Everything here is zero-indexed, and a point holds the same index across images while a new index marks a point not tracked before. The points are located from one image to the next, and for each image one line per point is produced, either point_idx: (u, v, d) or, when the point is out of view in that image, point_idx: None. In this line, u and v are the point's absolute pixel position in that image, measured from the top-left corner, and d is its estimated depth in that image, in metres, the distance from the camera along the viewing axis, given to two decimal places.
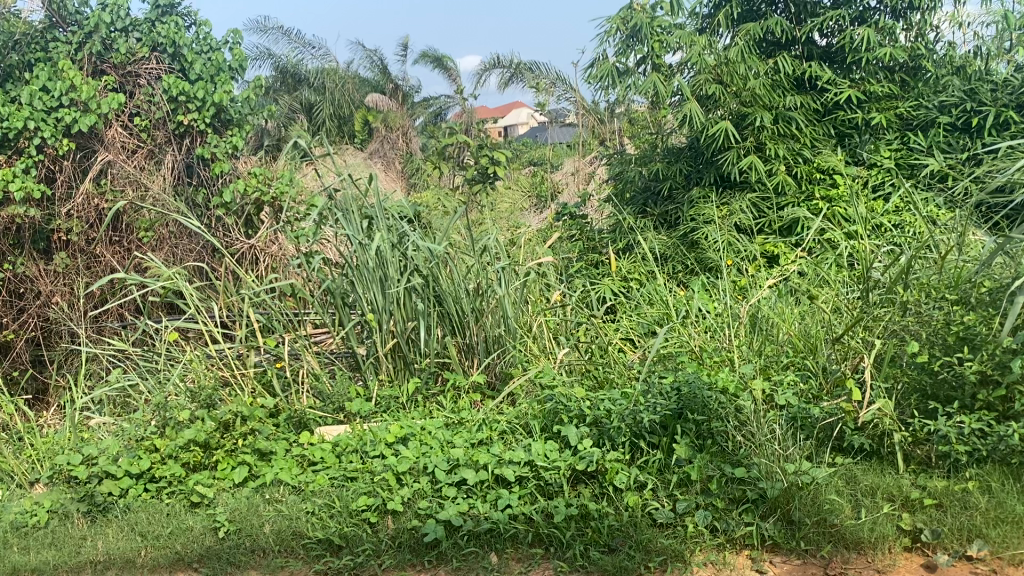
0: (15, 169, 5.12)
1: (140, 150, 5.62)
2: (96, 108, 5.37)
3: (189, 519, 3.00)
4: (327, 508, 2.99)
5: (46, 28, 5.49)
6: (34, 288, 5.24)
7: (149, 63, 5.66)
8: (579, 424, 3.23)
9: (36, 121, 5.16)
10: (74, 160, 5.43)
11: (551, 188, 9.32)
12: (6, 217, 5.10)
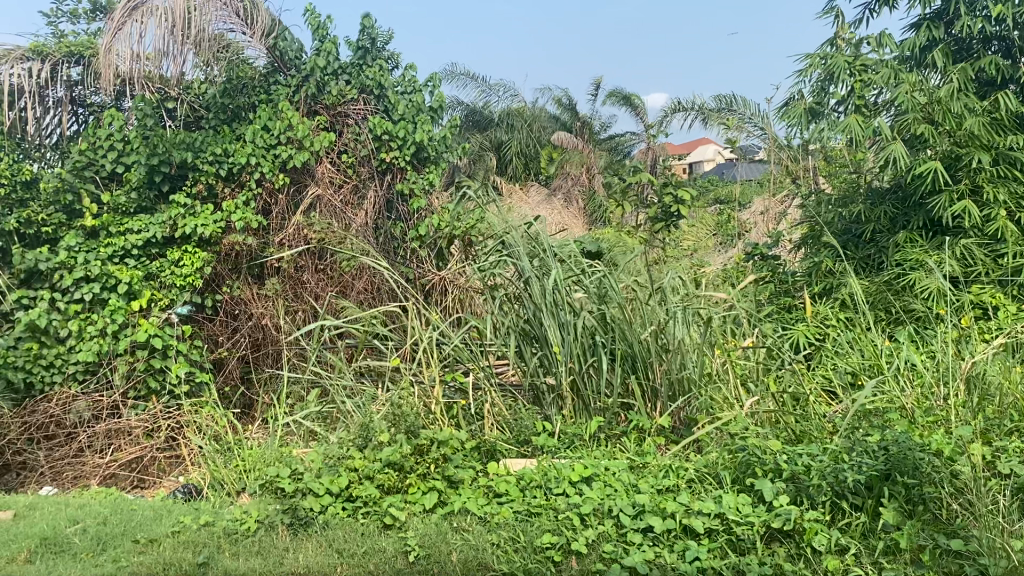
0: (237, 201, 5.59)
1: (346, 184, 6.01)
2: (309, 146, 5.80)
3: (382, 540, 3.11)
4: (512, 541, 3.02)
5: (268, 74, 6.08)
6: (247, 310, 5.68)
7: (357, 104, 6.10)
8: (775, 478, 3.09)
9: (258, 157, 5.64)
10: (288, 194, 5.88)
11: (738, 228, 9.07)
12: (228, 244, 5.58)
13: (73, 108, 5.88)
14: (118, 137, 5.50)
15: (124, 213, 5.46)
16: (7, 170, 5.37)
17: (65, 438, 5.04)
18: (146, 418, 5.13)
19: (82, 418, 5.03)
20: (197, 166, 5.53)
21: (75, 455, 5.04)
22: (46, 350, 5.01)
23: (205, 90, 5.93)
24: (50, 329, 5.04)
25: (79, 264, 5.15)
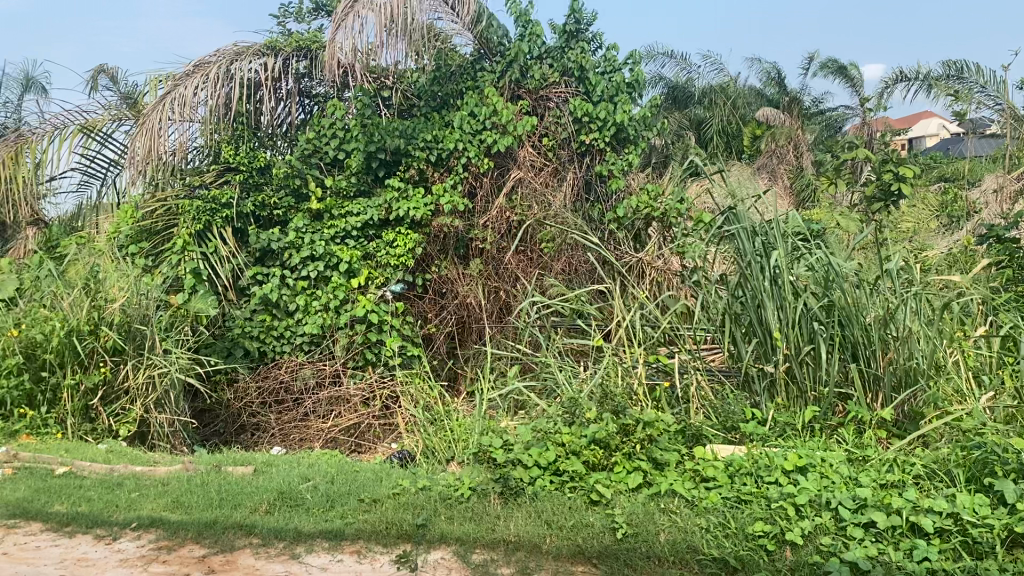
0: (445, 184, 5.83)
1: (547, 167, 6.10)
2: (513, 130, 5.93)
3: (589, 515, 3.16)
4: (722, 527, 2.97)
5: (475, 60, 6.24)
6: (453, 289, 5.92)
7: (558, 88, 6.18)
8: (1017, 480, 2.84)
9: (465, 143, 5.85)
10: (493, 177, 6.05)
11: (966, 208, 8.31)
12: (436, 227, 5.82)
13: (300, 98, 6.35)
14: (339, 125, 5.88)
15: (345, 196, 5.83)
16: (245, 157, 5.75)
17: (292, 403, 5.51)
18: (364, 387, 5.51)
19: (308, 384, 5.51)
20: (410, 152, 5.80)
21: (300, 420, 5.49)
22: (278, 321, 5.57)
23: (416, 78, 6.16)
24: (281, 303, 5.56)
25: (306, 244, 5.61)
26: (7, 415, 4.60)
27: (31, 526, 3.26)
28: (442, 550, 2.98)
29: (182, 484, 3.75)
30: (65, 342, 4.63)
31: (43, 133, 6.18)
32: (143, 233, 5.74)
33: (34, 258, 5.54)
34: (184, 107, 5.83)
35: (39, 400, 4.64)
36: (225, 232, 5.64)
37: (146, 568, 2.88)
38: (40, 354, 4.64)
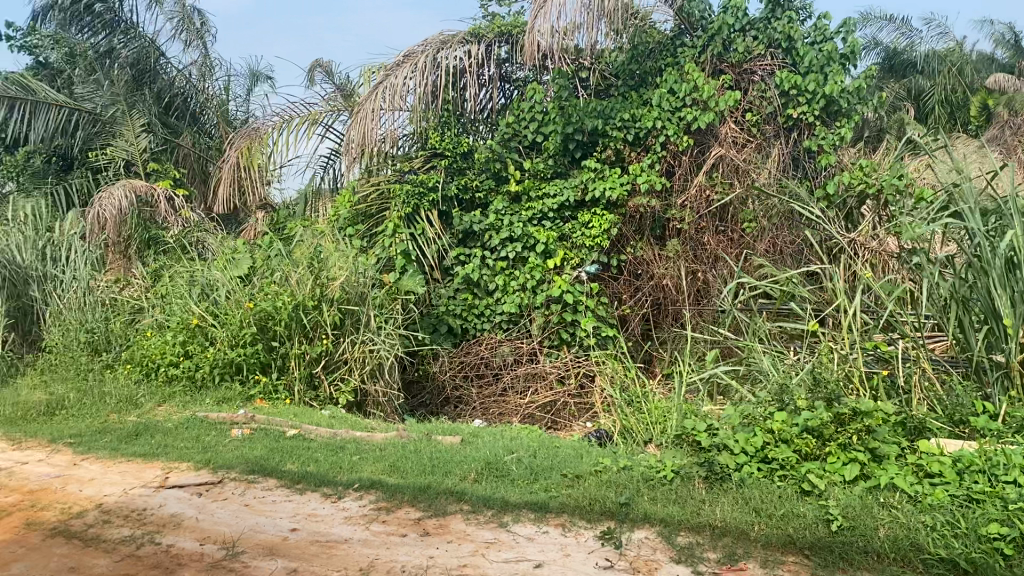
0: (643, 164, 5.78)
1: (751, 143, 5.87)
2: (715, 106, 5.77)
3: (801, 505, 3.04)
4: (950, 526, 2.77)
5: (675, 36, 6.13)
6: (648, 270, 5.89)
7: (763, 60, 5.94)
8: None
9: (663, 121, 5.75)
10: (692, 155, 5.90)
11: None
12: (633, 207, 5.79)
13: (501, 84, 6.49)
14: (538, 109, 5.96)
15: (542, 178, 5.93)
16: (450, 142, 5.99)
17: (492, 377, 5.70)
18: (560, 365, 5.60)
19: (506, 360, 5.69)
20: (607, 132, 5.81)
21: (500, 394, 5.67)
22: (479, 300, 5.80)
23: (615, 57, 6.16)
24: (481, 282, 5.79)
25: (505, 227, 5.79)
26: (243, 380, 5.04)
27: (269, 480, 3.58)
28: (647, 530, 2.98)
29: (397, 450, 3.98)
30: (293, 315, 5.03)
31: (273, 125, 6.67)
32: (359, 216, 6.09)
33: (265, 239, 6.04)
34: (394, 96, 6.04)
35: (271, 366, 5.07)
36: (431, 215, 5.87)
37: (369, 526, 3.10)
38: (272, 326, 5.04)
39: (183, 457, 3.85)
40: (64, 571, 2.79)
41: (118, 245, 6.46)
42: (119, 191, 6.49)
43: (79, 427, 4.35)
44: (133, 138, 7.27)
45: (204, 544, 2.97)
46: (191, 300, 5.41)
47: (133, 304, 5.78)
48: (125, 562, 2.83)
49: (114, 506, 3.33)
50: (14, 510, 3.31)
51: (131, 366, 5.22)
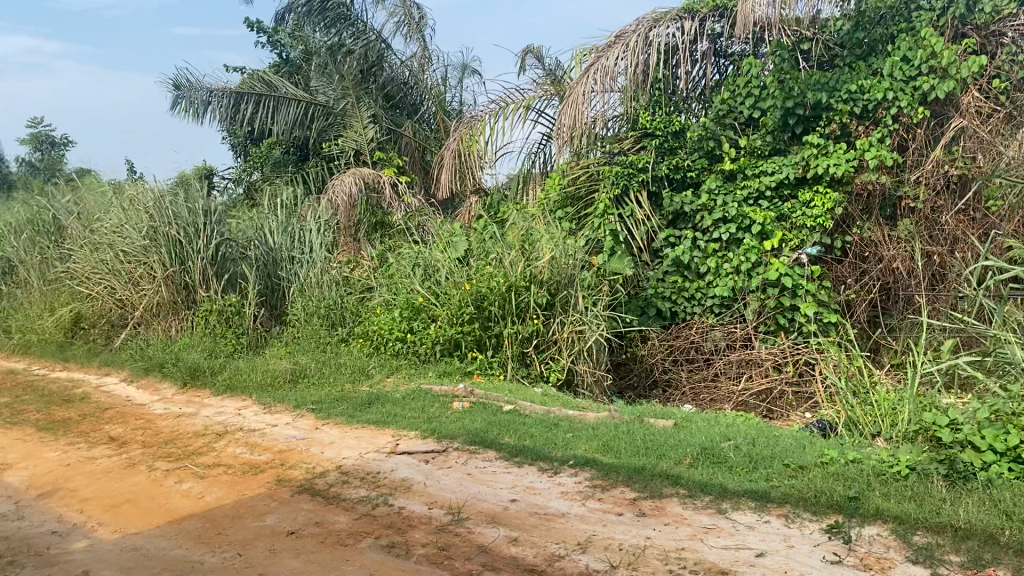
0: (871, 139, 5.42)
1: (998, 113, 5.33)
2: (956, 73, 5.29)
3: None
4: None
5: None
6: (878, 253, 5.55)
7: (1016, 20, 5.40)
8: None
9: (895, 92, 5.37)
10: (928, 128, 5.48)
11: None
12: (861, 185, 5.46)
13: (715, 59, 6.21)
14: (755, 84, 5.72)
15: (759, 155, 5.70)
16: (661, 122, 5.92)
17: (703, 362, 5.62)
18: (776, 352, 5.42)
19: (718, 345, 5.58)
20: (831, 105, 5.49)
21: (711, 379, 5.57)
22: (689, 283, 5.72)
23: (840, 26, 5.75)
24: (692, 265, 5.70)
25: (718, 207, 5.65)
26: (461, 356, 5.28)
27: (488, 452, 3.73)
28: (878, 527, 2.82)
29: (611, 430, 4.01)
30: (508, 296, 5.17)
31: (489, 111, 6.85)
32: (568, 199, 6.20)
33: (481, 222, 6.26)
34: (604, 78, 5.93)
35: (486, 344, 5.25)
36: (641, 195, 5.82)
37: (586, 503, 3.15)
38: (487, 306, 5.21)
39: (410, 427, 4.10)
40: (310, 525, 3.07)
41: (350, 229, 7.03)
42: (349, 178, 7.09)
43: (319, 395, 4.75)
44: (362, 130, 7.89)
45: (431, 509, 3.15)
46: (416, 281, 5.68)
47: (362, 283, 6.29)
48: (362, 521, 3.07)
49: (351, 468, 3.61)
50: (268, 467, 3.68)
51: (363, 340, 5.62)
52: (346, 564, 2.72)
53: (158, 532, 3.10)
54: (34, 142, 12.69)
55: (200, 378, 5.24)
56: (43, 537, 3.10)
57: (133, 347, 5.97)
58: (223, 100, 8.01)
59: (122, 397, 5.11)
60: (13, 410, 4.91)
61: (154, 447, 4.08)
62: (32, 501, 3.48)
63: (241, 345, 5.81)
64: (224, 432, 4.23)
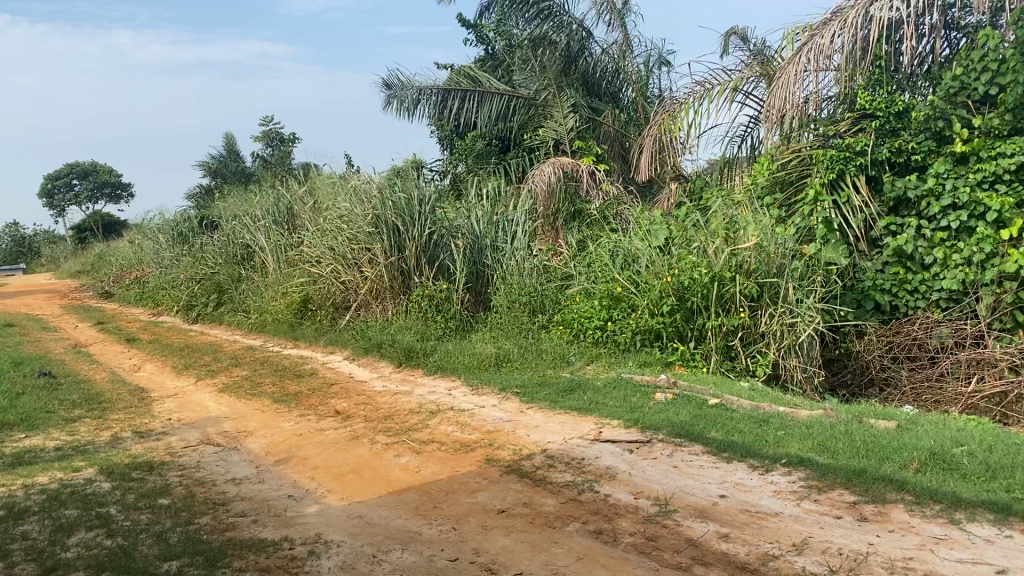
0: None
1: None
2: None
3: None
4: None
5: None
6: None
7: None
8: None
9: None
10: None
11: None
12: None
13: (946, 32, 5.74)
14: (993, 58, 5.19)
15: (996, 136, 5.22)
16: (884, 103, 5.57)
17: (927, 361, 5.22)
18: (1012, 352, 4.84)
19: (945, 343, 5.17)
20: None
21: (936, 379, 5.14)
22: (913, 275, 5.35)
23: None
24: (916, 256, 5.33)
25: (947, 193, 5.22)
26: (662, 346, 5.23)
27: (695, 445, 3.67)
28: None
29: (826, 429, 3.82)
30: (710, 287, 5.05)
31: (692, 95, 6.68)
32: (777, 184, 6.03)
33: (684, 210, 6.14)
34: (819, 57, 5.57)
35: (688, 335, 5.18)
36: (858, 180, 5.49)
37: (800, 503, 3.02)
38: (689, 297, 5.11)
39: (614, 415, 4.11)
40: (520, 505, 3.15)
41: (549, 218, 7.17)
42: (550, 168, 7.15)
43: (523, 379, 4.89)
44: (562, 119, 7.95)
45: (638, 498, 3.15)
46: (613, 268, 5.69)
47: (562, 270, 6.38)
48: (569, 505, 3.12)
49: (557, 453, 3.68)
50: (478, 446, 3.83)
51: (563, 327, 5.70)
52: (555, 545, 2.78)
53: (380, 502, 3.31)
54: (265, 138, 13.85)
55: (414, 358, 5.59)
56: (281, 500, 3.40)
57: (355, 328, 6.51)
58: (431, 97, 8.44)
59: (345, 373, 5.55)
60: (252, 383, 5.43)
61: (373, 422, 4.37)
62: (270, 466, 3.83)
63: (449, 327, 6.11)
64: (436, 412, 4.44)
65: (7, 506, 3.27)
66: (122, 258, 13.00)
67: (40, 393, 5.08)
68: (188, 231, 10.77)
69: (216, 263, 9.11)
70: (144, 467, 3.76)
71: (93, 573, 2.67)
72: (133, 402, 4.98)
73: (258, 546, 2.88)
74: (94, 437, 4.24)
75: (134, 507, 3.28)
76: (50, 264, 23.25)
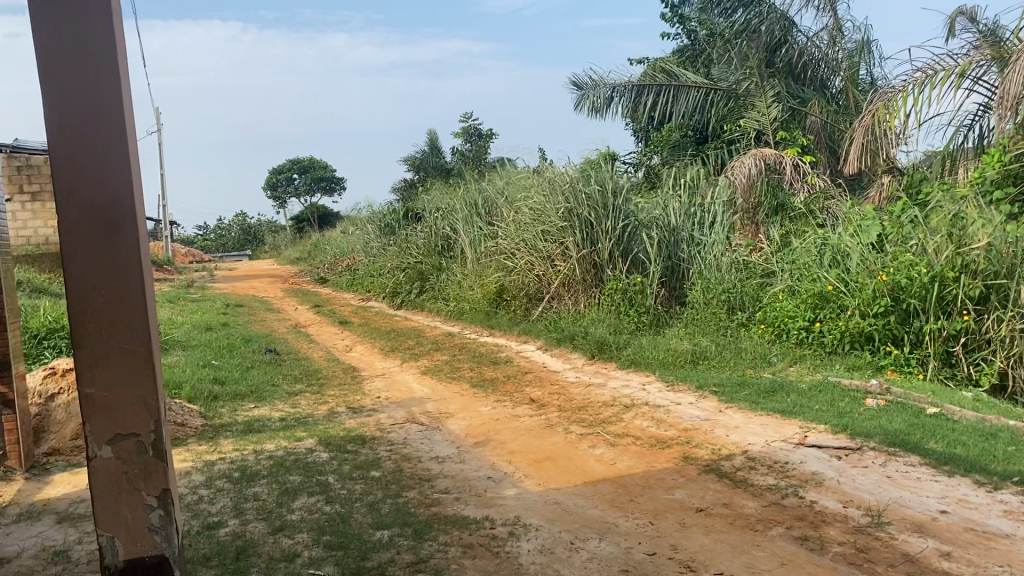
0: None
1: None
2: None
3: None
4: None
5: None
6: None
7: None
8: None
9: None
10: None
11: None
12: None
13: None
14: None
15: None
16: None
17: None
18: None
19: None
20: None
21: None
22: None
23: None
24: None
25: None
26: (873, 349, 4.94)
27: (911, 456, 3.44)
28: None
29: None
30: (930, 288, 4.70)
31: (911, 82, 6.21)
32: (1011, 176, 5.51)
33: (900, 204, 5.70)
34: None
35: (903, 339, 4.84)
36: None
37: None
38: (906, 298, 4.77)
39: (819, 420, 3.93)
40: (719, 505, 3.09)
41: (749, 212, 6.84)
42: (750, 160, 6.94)
43: (721, 378, 4.78)
44: (765, 109, 7.67)
45: (847, 507, 2.99)
46: (822, 267, 5.46)
47: (763, 267, 6.10)
48: (771, 509, 3.02)
49: (758, 455, 3.57)
50: (675, 443, 3.78)
51: (764, 326, 5.48)
52: (757, 549, 2.70)
53: (577, 491, 3.35)
54: (465, 134, 14.35)
55: (607, 351, 5.64)
56: (482, 481, 3.52)
57: (548, 319, 6.69)
58: (625, 94, 8.52)
59: (540, 363, 5.68)
60: (452, 368, 5.66)
61: (569, 412, 4.43)
62: (470, 447, 3.98)
63: (643, 322, 6.05)
64: (631, 405, 4.44)
65: (241, 468, 3.61)
66: (334, 246, 13.96)
67: (266, 367, 5.56)
68: (393, 222, 11.38)
69: (419, 254, 9.58)
70: (357, 441, 4.02)
71: (315, 535, 2.90)
72: (346, 380, 5.35)
73: (462, 523, 3.00)
74: (313, 410, 4.59)
75: (349, 478, 3.52)
76: (272, 252, 25.39)
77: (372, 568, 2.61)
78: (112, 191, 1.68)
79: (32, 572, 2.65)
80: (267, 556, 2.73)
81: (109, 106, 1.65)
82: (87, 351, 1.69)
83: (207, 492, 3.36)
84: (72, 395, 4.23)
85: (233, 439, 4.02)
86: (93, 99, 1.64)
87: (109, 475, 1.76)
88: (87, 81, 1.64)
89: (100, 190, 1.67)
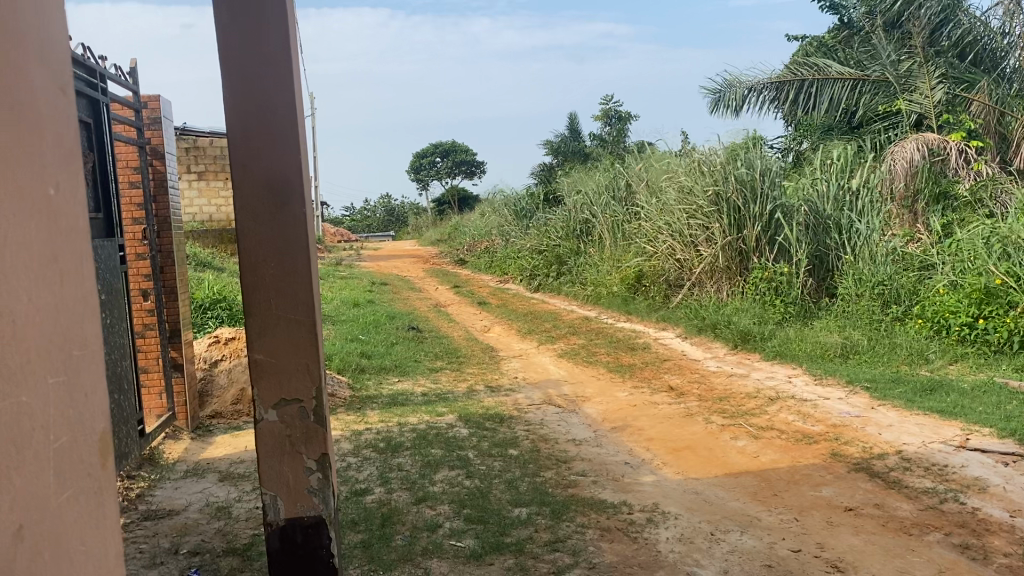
0: None
1: None
2: None
3: None
4: None
5: None
6: None
7: None
8: None
9: None
10: None
11: None
12: None
13: None
14: None
15: None
16: None
17: None
18: None
19: None
20: None
21: None
22: None
23: None
24: None
25: None
26: None
27: None
28: None
29: None
30: None
31: None
32: None
33: None
34: None
35: None
36: None
37: None
38: None
39: (985, 422, 3.68)
40: (870, 505, 2.95)
41: (907, 200, 6.39)
42: (912, 144, 6.43)
43: (873, 373, 4.55)
44: (929, 91, 7.20)
45: (1015, 517, 2.79)
46: (989, 258, 5.08)
47: (922, 258, 5.70)
48: (928, 513, 2.85)
49: (914, 456, 3.38)
50: (822, 439, 3.64)
51: (922, 320, 5.19)
52: (911, 554, 2.56)
53: (717, 481, 3.28)
54: (604, 118, 14.29)
55: (750, 342, 5.53)
56: (619, 466, 3.50)
57: (689, 306, 6.61)
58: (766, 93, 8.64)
59: (679, 351, 5.60)
60: (589, 352, 5.67)
61: (709, 401, 4.34)
62: (607, 432, 3.97)
63: (790, 313, 5.86)
64: (775, 398, 4.31)
65: (386, 439, 3.75)
66: (473, 228, 14.23)
67: (409, 344, 5.75)
68: (531, 206, 11.49)
69: (556, 236, 9.64)
70: (496, 420, 4.09)
71: (456, 508, 2.97)
72: (485, 359, 5.46)
73: (599, 506, 3.00)
74: (453, 387, 4.71)
75: (488, 454, 3.58)
76: (414, 233, 26.15)
77: (511, 544, 2.65)
78: (280, 169, 1.76)
79: (198, 524, 2.85)
80: (411, 525, 2.82)
81: (280, 92, 1.73)
82: (257, 319, 1.79)
83: (355, 460, 3.50)
84: (233, 361, 4.50)
85: (379, 411, 4.18)
86: (266, 86, 1.73)
87: (274, 438, 1.85)
88: (263, 68, 1.73)
89: (272, 167, 1.76)
